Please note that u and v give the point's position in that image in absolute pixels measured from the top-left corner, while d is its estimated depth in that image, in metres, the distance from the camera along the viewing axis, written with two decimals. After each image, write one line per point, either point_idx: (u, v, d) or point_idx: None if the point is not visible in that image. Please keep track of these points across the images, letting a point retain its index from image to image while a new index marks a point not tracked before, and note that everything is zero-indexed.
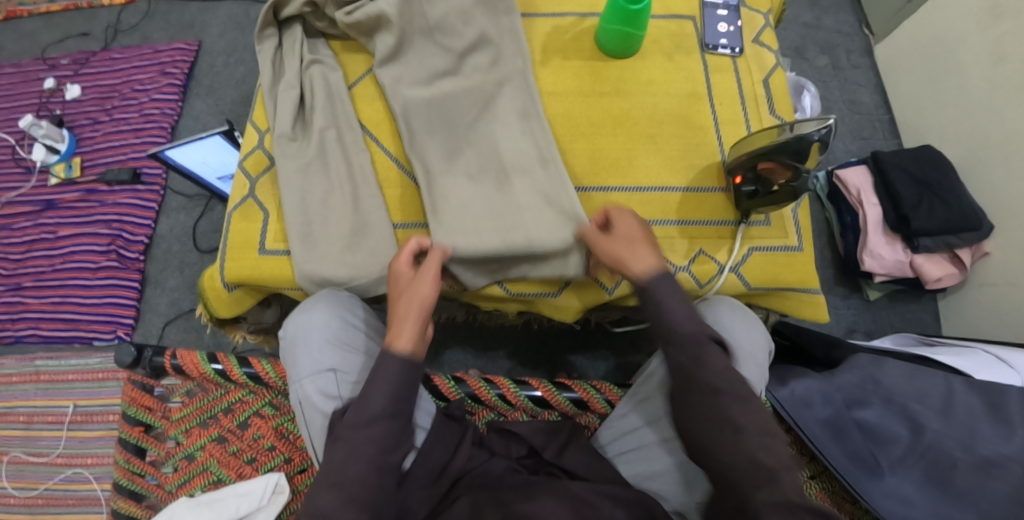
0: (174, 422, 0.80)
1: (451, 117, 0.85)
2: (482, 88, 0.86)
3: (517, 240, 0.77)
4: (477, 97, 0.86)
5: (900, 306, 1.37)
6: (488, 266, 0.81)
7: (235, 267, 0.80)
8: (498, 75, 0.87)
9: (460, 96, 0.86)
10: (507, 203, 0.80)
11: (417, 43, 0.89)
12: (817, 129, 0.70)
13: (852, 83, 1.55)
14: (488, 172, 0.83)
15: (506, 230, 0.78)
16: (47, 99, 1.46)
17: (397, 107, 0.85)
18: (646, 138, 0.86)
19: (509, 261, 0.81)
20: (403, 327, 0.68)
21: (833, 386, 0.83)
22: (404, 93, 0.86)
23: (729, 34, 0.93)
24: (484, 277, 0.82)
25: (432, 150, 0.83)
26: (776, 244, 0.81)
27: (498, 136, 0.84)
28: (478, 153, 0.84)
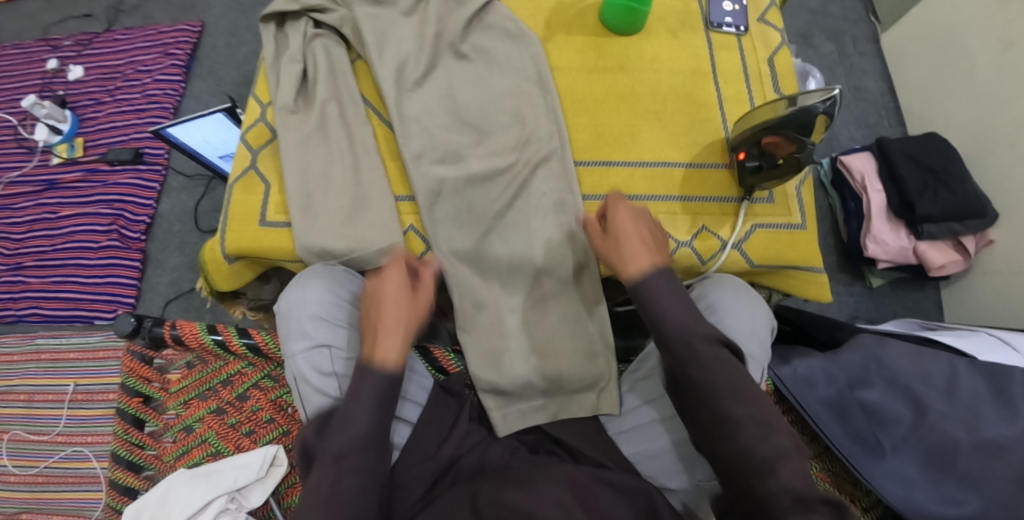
0: (172, 394, 0.80)
1: (478, 208, 0.81)
2: (513, 172, 0.82)
3: (546, 371, 0.77)
4: (509, 181, 0.81)
5: (902, 293, 1.36)
6: (519, 391, 0.76)
7: (235, 238, 0.80)
8: (532, 157, 0.82)
9: (487, 177, 0.81)
10: (540, 325, 0.78)
11: (440, 119, 0.85)
12: (821, 101, 0.69)
13: (858, 70, 1.54)
14: (520, 277, 0.79)
15: (539, 356, 0.77)
16: (50, 80, 1.46)
17: (423, 189, 0.80)
18: (650, 115, 0.86)
19: (541, 391, 0.77)
20: (387, 335, 0.63)
21: (836, 365, 0.83)
22: (428, 172, 0.81)
23: (734, 12, 0.92)
24: (514, 402, 0.77)
25: (464, 247, 0.80)
26: (779, 222, 0.81)
27: (533, 233, 0.80)
28: (510, 249, 0.79)
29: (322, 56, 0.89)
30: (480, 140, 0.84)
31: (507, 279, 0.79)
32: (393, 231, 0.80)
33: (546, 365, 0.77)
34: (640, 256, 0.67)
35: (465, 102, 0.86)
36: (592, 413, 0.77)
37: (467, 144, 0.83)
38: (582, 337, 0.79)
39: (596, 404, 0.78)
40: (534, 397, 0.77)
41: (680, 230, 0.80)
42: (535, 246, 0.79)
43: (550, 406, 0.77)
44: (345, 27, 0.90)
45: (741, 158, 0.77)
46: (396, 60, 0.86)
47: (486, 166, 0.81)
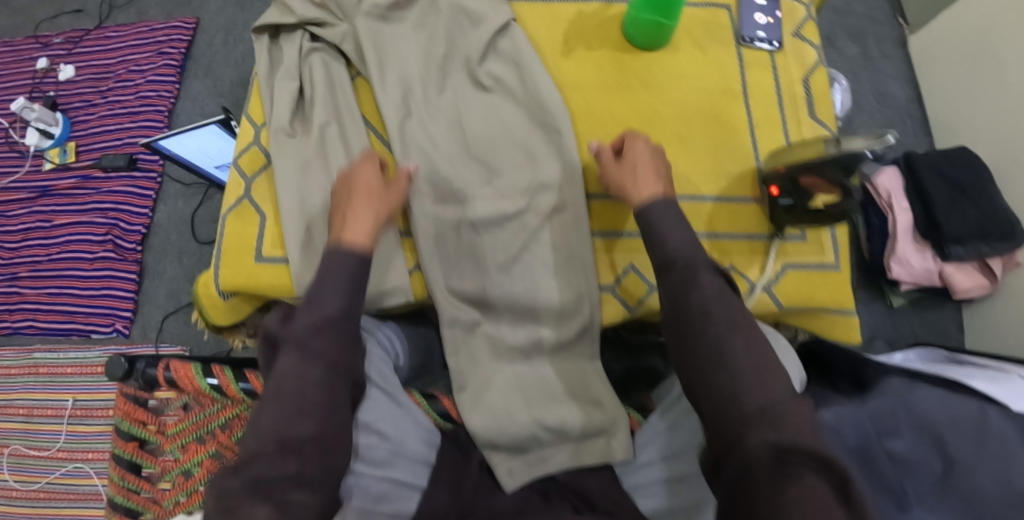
0: (169, 437, 0.76)
1: (482, 256, 0.77)
2: (523, 219, 0.77)
3: (551, 421, 0.72)
4: (517, 230, 0.77)
5: (922, 311, 1.32)
6: (521, 445, 0.72)
7: (230, 274, 0.75)
8: (544, 208, 0.77)
9: (495, 222, 0.77)
10: (539, 377, 0.75)
11: (450, 152, 0.80)
12: (867, 144, 0.60)
13: (884, 75, 1.47)
14: (523, 320, 0.76)
15: (540, 408, 0.73)
16: (40, 80, 1.40)
17: (423, 230, 0.77)
18: (675, 138, 0.80)
19: (547, 445, 0.73)
20: (358, 221, 0.66)
21: (865, 411, 0.79)
22: (429, 212, 0.77)
23: (768, 27, 0.86)
24: (517, 456, 0.72)
25: (467, 293, 0.77)
26: (811, 261, 0.76)
27: (539, 282, 0.76)
28: (512, 297, 0.76)
29: (321, 71, 0.83)
30: (489, 179, 0.79)
31: (514, 326, 0.76)
32: (398, 272, 0.77)
33: (553, 415, 0.73)
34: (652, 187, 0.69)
35: (473, 135, 0.81)
36: (603, 461, 0.72)
37: (473, 180, 0.79)
38: (588, 386, 0.75)
39: (607, 451, 0.72)
40: (539, 447, 0.73)
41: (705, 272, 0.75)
42: (544, 293, 0.76)
43: (556, 455, 0.72)
44: (346, 44, 0.85)
45: (774, 194, 0.74)
46: (399, 84, 0.82)
47: (492, 213, 0.77)
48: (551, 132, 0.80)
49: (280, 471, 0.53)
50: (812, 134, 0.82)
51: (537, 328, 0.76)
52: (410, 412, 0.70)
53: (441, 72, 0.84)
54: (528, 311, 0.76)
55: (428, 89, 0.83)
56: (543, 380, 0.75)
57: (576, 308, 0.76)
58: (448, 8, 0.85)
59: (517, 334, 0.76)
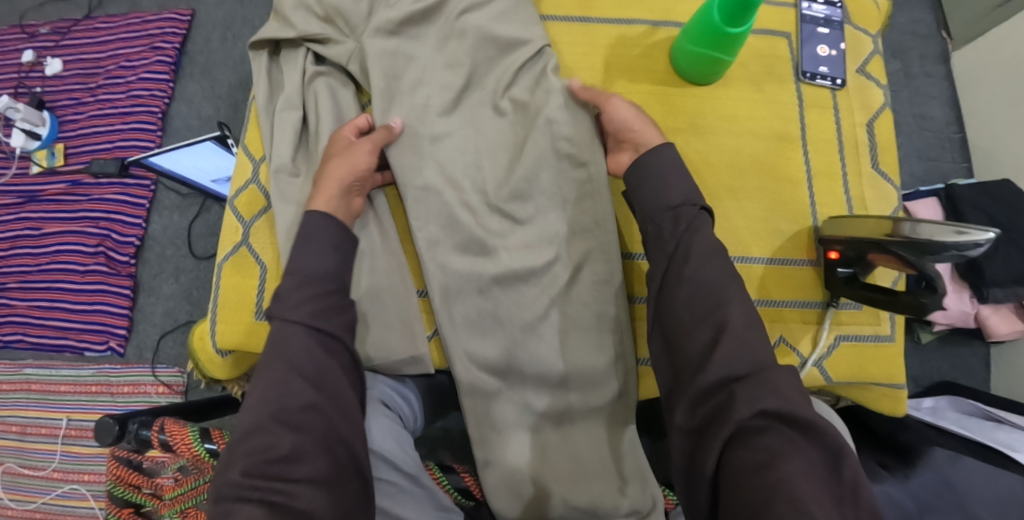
0: (166, 502, 0.69)
1: (506, 315, 0.70)
2: (552, 274, 0.71)
3: (580, 502, 0.66)
4: (544, 284, 0.70)
5: (950, 348, 1.27)
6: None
7: (229, 332, 0.69)
8: (573, 258, 0.71)
9: (523, 278, 0.70)
10: (566, 447, 0.69)
11: (471, 193, 0.73)
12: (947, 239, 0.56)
13: (923, 94, 1.40)
14: (547, 385, 0.69)
15: (567, 483, 0.67)
16: (27, 74, 1.30)
17: (441, 284, 0.71)
18: (726, 191, 0.73)
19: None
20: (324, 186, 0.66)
21: (906, 492, 0.74)
22: (447, 264, 0.71)
23: (831, 61, 0.78)
24: None
25: (489, 357, 0.70)
26: (865, 331, 0.71)
27: (567, 342, 0.70)
28: (539, 361, 0.69)
29: (327, 99, 0.75)
30: (514, 227, 0.72)
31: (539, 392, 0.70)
32: (417, 336, 0.71)
33: (584, 495, 0.66)
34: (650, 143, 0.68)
35: (496, 173, 0.73)
36: None
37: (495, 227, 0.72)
38: (618, 456, 0.69)
39: None
40: None
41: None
42: (571, 359, 0.69)
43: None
44: (353, 65, 0.76)
45: (833, 258, 0.67)
46: (414, 115, 0.74)
47: (518, 268, 0.70)
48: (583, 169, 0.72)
49: (269, 454, 0.50)
50: (873, 187, 0.76)
51: (563, 394, 0.69)
52: (433, 494, 0.61)
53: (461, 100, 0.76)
54: (555, 380, 0.69)
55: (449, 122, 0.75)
56: (572, 451, 0.69)
57: (607, 378, 0.70)
58: (473, 30, 0.76)
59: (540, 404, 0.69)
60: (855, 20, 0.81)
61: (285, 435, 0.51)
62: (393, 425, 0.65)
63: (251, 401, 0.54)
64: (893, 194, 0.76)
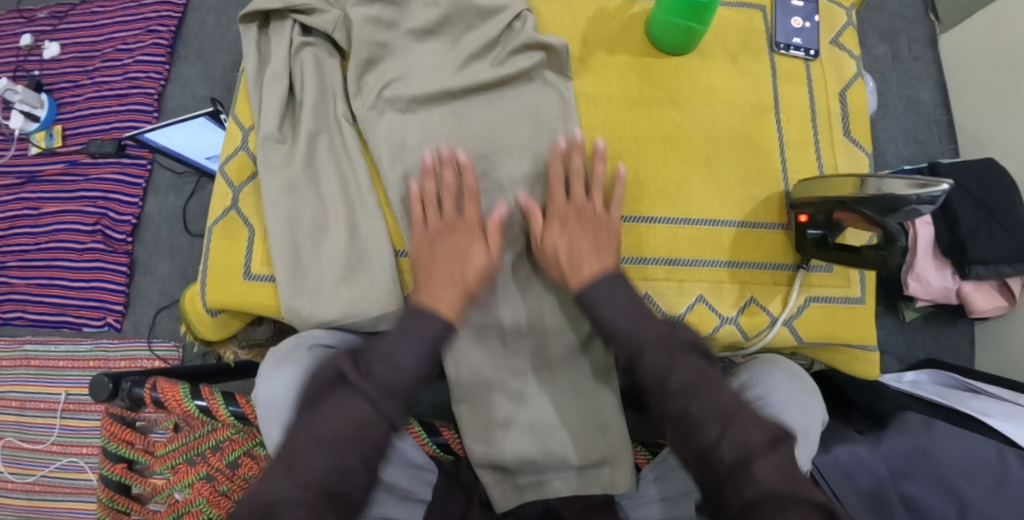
0: (158, 458, 0.73)
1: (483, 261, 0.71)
2: (524, 215, 0.72)
3: (549, 445, 0.68)
4: (515, 227, 0.72)
5: (936, 328, 1.28)
6: (518, 475, 0.68)
7: (218, 293, 0.71)
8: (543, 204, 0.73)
9: (497, 224, 0.72)
10: (543, 396, 0.69)
11: (446, 145, 0.74)
12: (903, 194, 0.58)
13: (913, 77, 1.40)
14: (523, 331, 0.70)
15: (541, 428, 0.68)
16: (25, 58, 1.33)
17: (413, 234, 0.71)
18: (701, 160, 0.74)
19: (545, 473, 0.68)
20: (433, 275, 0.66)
21: (879, 455, 0.75)
22: None
23: (804, 33, 0.80)
24: (513, 492, 0.68)
25: None
26: (836, 294, 0.72)
27: (541, 285, 0.71)
28: (516, 306, 0.70)
29: (313, 71, 0.76)
30: (487, 174, 0.73)
31: (510, 336, 0.70)
32: (392, 295, 0.69)
33: (552, 437, 0.68)
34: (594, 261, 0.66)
35: (473, 128, 0.75)
36: (604, 492, 0.68)
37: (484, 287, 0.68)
38: (594, 404, 0.69)
39: (610, 482, 0.68)
40: (535, 472, 0.68)
41: (693, 314, 0.70)
42: (544, 299, 0.70)
43: (554, 480, 0.68)
44: (337, 33, 0.76)
45: (803, 221, 0.69)
46: (393, 78, 0.75)
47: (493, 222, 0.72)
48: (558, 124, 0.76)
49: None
50: (847, 155, 0.77)
51: (540, 339, 0.69)
52: (405, 455, 0.65)
53: (444, 158, 0.71)
54: (525, 326, 0.70)
55: (427, 179, 0.70)
56: (546, 395, 0.69)
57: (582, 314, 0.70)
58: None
59: (512, 340, 0.70)
60: None
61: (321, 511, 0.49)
62: None
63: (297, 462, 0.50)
64: (865, 161, 0.77)
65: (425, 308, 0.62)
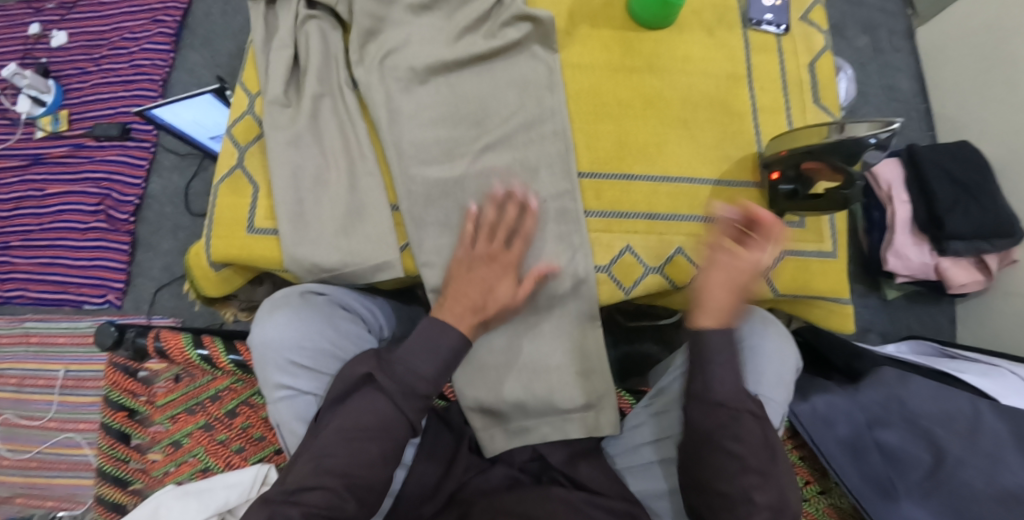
0: (159, 408, 0.76)
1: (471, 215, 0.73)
2: (512, 173, 0.74)
3: (538, 390, 0.70)
4: (501, 182, 0.74)
5: (917, 306, 1.32)
6: (507, 420, 0.70)
7: (222, 246, 0.75)
8: (527, 162, 0.74)
9: (488, 183, 0.74)
10: (531, 345, 0.71)
11: (438, 107, 0.77)
12: (872, 133, 0.65)
13: (892, 66, 1.45)
14: None
15: (528, 374, 0.70)
16: (33, 46, 1.37)
17: (402, 188, 0.73)
18: (679, 122, 0.78)
19: (533, 420, 0.70)
20: (464, 295, 0.67)
21: (856, 403, 0.80)
22: (415, 175, 0.74)
23: (776, 9, 0.83)
24: (503, 437, 0.70)
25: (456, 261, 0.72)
26: (809, 248, 0.76)
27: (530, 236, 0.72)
28: None
29: (317, 41, 0.80)
30: (479, 137, 0.76)
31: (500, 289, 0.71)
32: (389, 246, 0.73)
33: (541, 384, 0.70)
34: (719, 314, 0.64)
35: (464, 92, 0.77)
36: (590, 434, 0.70)
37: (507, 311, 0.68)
38: (583, 350, 0.71)
39: (594, 425, 0.71)
40: (525, 417, 0.70)
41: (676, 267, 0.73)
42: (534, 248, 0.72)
43: (541, 426, 0.70)
44: (340, 6, 0.80)
45: (775, 178, 0.72)
46: (388, 46, 0.78)
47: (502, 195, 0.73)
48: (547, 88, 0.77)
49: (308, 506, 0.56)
50: (816, 120, 0.81)
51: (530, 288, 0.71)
52: None
53: (514, 196, 0.70)
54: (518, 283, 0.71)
55: (490, 207, 0.70)
56: (535, 344, 0.71)
57: (570, 264, 0.72)
58: None
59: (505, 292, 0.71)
60: None
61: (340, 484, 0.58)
62: (353, 329, 0.72)
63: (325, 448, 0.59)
64: None
65: (446, 325, 0.64)
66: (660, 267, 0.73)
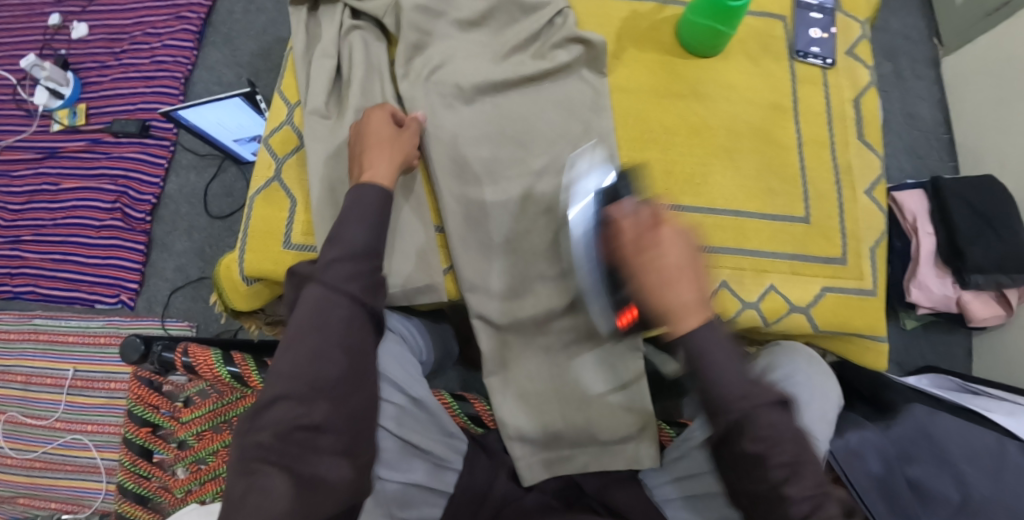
0: (183, 424, 0.71)
1: (515, 239, 0.72)
2: (557, 200, 0.73)
3: (578, 421, 0.70)
4: (546, 206, 0.73)
5: (934, 336, 1.32)
6: (548, 451, 0.70)
7: (256, 260, 0.73)
8: (572, 188, 0.73)
9: (534, 208, 0.73)
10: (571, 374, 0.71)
11: (482, 125, 0.75)
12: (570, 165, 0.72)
13: (915, 95, 1.45)
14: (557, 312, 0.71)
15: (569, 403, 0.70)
16: (52, 37, 1.34)
17: (446, 207, 0.72)
18: (723, 152, 0.77)
19: (573, 451, 0.70)
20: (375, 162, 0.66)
21: (887, 439, 0.78)
22: (460, 194, 0.72)
23: (822, 42, 0.83)
24: (544, 468, 0.69)
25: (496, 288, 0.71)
26: (849, 286, 0.76)
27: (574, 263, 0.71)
28: (553, 289, 0.71)
29: (360, 51, 0.79)
30: (524, 158, 0.75)
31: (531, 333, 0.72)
32: (432, 269, 0.72)
33: (579, 415, 0.70)
34: (697, 311, 0.55)
35: (511, 112, 0.76)
36: (631, 468, 0.70)
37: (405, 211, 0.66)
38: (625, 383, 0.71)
39: (635, 457, 0.70)
40: (564, 447, 0.70)
41: (719, 301, 0.72)
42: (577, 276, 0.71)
43: (580, 456, 0.70)
44: (387, 18, 0.79)
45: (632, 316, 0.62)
46: (434, 61, 0.77)
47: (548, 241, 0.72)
48: (593, 112, 0.77)
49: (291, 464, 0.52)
50: (858, 156, 0.80)
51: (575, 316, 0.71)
52: (436, 417, 0.66)
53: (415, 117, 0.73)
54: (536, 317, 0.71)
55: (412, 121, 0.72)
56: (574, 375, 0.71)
57: None
58: None
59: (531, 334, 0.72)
60: (846, 8, 0.86)
61: (318, 406, 0.54)
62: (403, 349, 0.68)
63: (279, 366, 0.55)
64: (876, 163, 0.80)
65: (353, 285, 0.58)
66: (705, 301, 0.72)
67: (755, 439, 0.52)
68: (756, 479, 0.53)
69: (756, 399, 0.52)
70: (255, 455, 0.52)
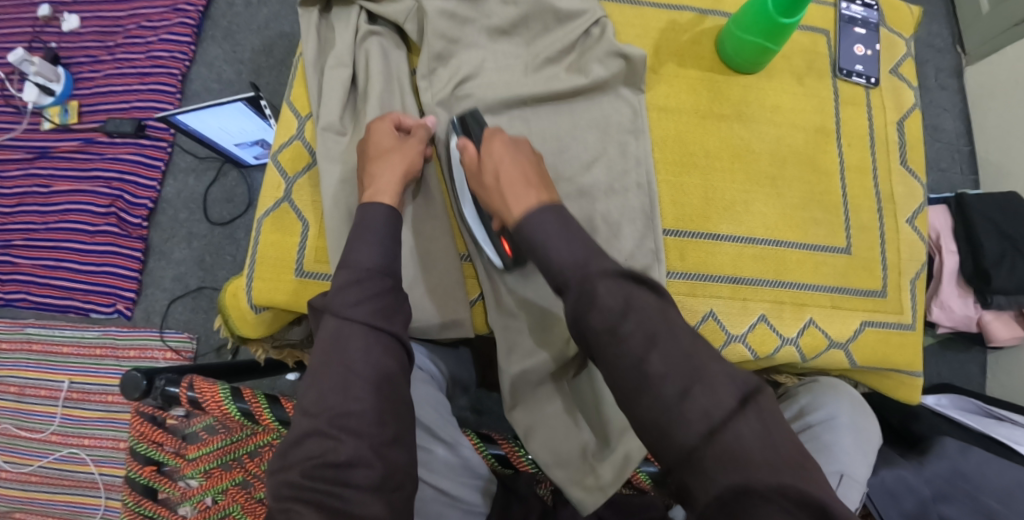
0: (190, 461, 0.67)
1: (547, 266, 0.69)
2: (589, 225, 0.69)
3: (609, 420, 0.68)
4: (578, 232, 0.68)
5: (949, 354, 1.30)
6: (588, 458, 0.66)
7: (266, 289, 0.69)
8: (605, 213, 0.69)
9: None
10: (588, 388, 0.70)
11: None
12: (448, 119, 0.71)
13: (937, 105, 1.42)
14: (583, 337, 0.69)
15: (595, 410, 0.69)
16: (41, 28, 1.27)
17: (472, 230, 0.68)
18: (767, 180, 0.74)
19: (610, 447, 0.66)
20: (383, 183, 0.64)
21: (921, 478, 0.76)
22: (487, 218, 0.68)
23: (866, 60, 0.79)
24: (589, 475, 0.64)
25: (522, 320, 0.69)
26: (889, 320, 0.73)
27: None
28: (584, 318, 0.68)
29: (379, 60, 0.74)
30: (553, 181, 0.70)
31: (538, 333, 0.69)
32: (457, 304, 0.69)
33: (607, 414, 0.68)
34: (528, 194, 0.58)
35: (542, 130, 0.72)
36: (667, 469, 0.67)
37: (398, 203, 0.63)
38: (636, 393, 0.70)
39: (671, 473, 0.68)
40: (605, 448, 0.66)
41: (757, 335, 0.69)
42: None
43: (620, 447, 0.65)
44: (409, 24, 0.74)
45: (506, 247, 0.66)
46: (459, 70, 0.72)
47: None
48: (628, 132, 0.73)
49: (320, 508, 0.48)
50: (902, 184, 0.77)
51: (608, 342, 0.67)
52: (469, 464, 0.63)
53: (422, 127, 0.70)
54: (544, 304, 0.70)
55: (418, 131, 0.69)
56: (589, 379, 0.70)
57: None
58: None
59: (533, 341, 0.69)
60: (890, 24, 0.82)
61: (344, 440, 0.49)
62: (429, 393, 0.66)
63: (304, 403, 0.52)
64: (920, 190, 0.77)
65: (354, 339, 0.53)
66: (743, 336, 0.69)
67: (601, 310, 0.47)
68: (617, 366, 0.46)
69: (593, 264, 0.50)
70: (287, 494, 0.48)
